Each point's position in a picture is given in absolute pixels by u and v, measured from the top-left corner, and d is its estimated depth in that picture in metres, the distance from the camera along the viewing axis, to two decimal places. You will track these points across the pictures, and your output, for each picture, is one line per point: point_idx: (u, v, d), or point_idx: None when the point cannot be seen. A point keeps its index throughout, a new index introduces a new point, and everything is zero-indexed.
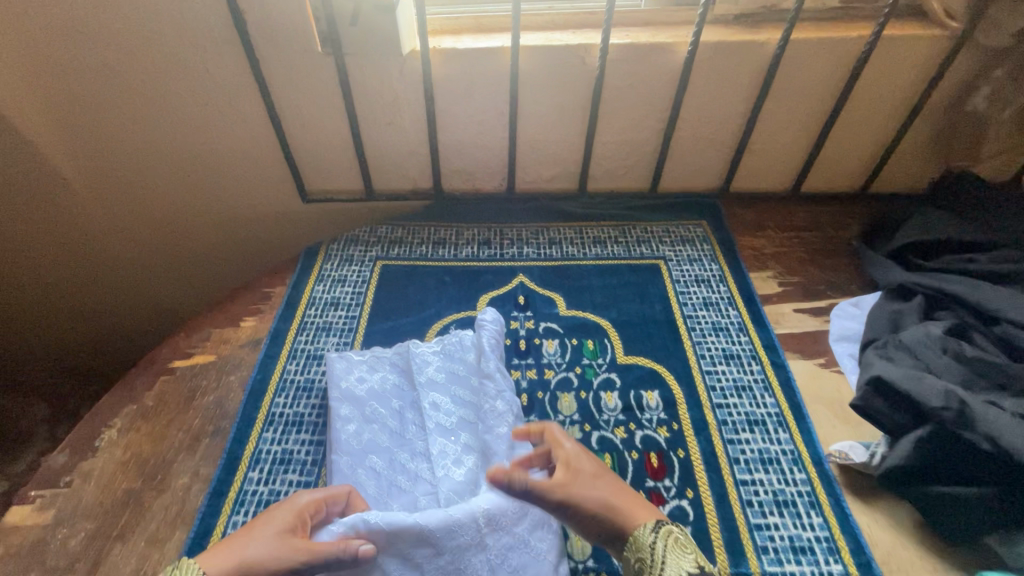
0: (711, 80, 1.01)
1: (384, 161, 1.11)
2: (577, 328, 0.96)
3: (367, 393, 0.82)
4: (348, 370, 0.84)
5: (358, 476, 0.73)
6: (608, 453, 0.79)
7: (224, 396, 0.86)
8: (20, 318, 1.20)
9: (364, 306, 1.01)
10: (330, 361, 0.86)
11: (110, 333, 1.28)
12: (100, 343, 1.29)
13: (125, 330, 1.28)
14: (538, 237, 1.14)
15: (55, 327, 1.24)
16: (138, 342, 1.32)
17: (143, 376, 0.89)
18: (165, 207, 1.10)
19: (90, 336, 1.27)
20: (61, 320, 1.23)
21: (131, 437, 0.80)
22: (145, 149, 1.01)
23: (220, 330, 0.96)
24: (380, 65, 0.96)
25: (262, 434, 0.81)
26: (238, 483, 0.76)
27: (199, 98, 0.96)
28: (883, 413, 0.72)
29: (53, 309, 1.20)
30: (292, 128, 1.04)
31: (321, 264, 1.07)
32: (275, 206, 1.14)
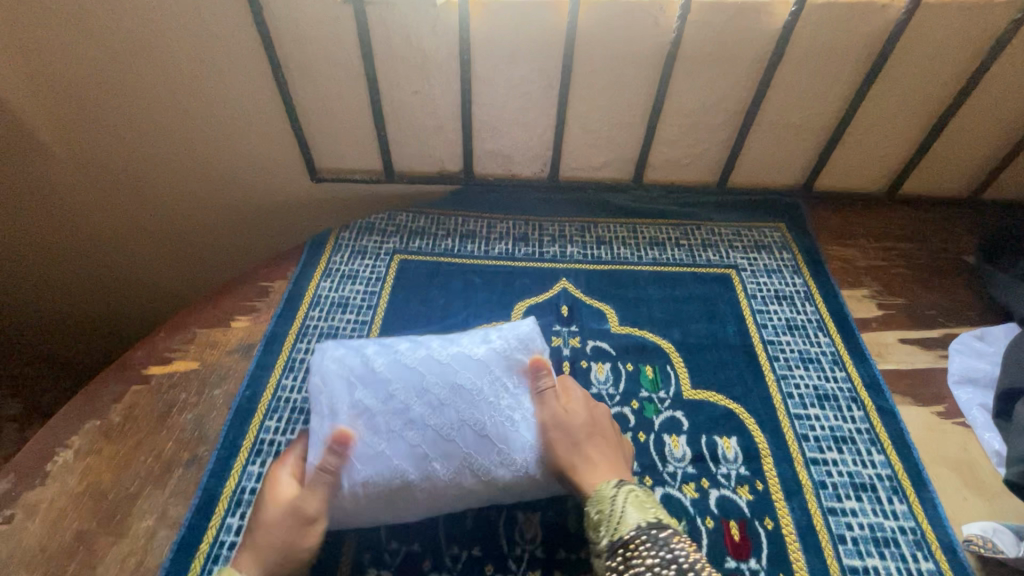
0: (813, 51, 0.82)
1: (406, 138, 0.94)
2: (633, 350, 0.79)
3: None
4: None
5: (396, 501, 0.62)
6: (676, 518, 0.63)
7: (205, 415, 0.71)
8: None
9: (377, 308, 0.85)
10: (316, 356, 0.65)
11: (95, 319, 1.14)
12: (85, 328, 1.16)
13: (111, 316, 1.14)
14: (583, 234, 0.96)
15: (33, 309, 1.10)
16: (126, 330, 1.18)
17: (111, 385, 0.74)
18: (151, 181, 0.94)
19: (72, 321, 1.13)
20: (40, 303, 1.09)
21: (90, 463, 0.66)
22: (128, 111, 0.86)
23: (207, 331, 0.80)
24: (408, 18, 0.79)
25: (246, 468, 0.66)
26: (214, 532, 0.61)
27: (185, 52, 0.80)
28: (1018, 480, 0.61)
29: (30, 291, 1.06)
30: (300, 94, 0.87)
31: (329, 257, 0.91)
32: (279, 184, 0.98)
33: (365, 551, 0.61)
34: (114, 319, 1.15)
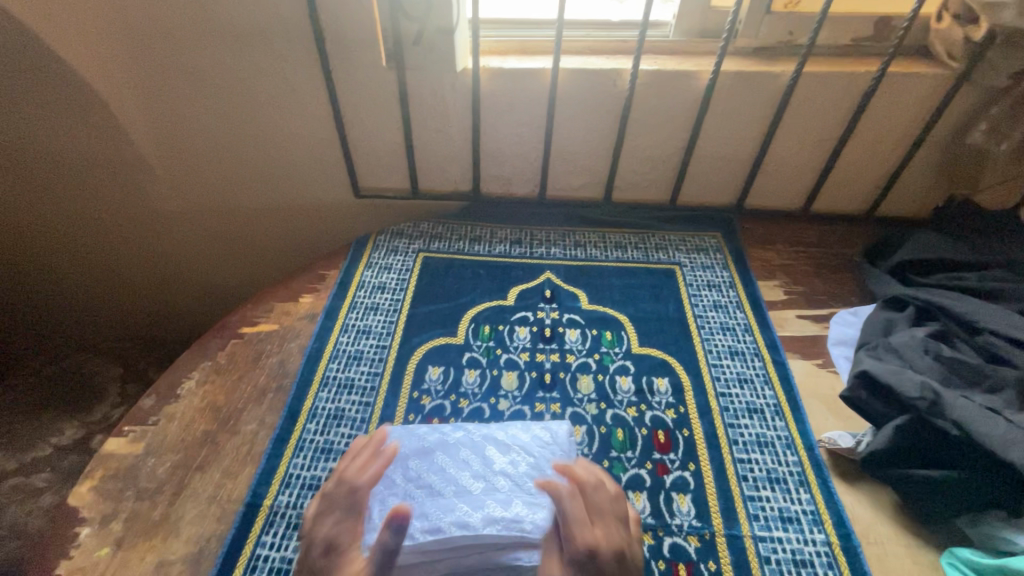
0: (730, 105, 1.12)
1: (431, 165, 1.24)
2: (597, 321, 1.07)
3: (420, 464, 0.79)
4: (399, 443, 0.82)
5: (427, 475, 0.77)
6: (620, 428, 0.89)
7: (286, 360, 0.99)
8: (120, 285, 1.44)
9: (407, 290, 1.13)
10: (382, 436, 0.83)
11: (189, 303, 1.50)
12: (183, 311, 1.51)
13: (196, 292, 1.47)
14: (564, 239, 1.25)
15: (147, 293, 1.47)
16: (203, 304, 1.50)
17: (216, 339, 1.02)
18: (237, 194, 1.25)
19: (175, 304, 1.49)
20: (151, 288, 1.45)
21: (208, 388, 0.93)
22: (226, 143, 1.16)
23: (282, 304, 1.09)
24: (436, 80, 1.10)
25: (318, 394, 0.93)
26: (299, 432, 0.88)
27: (274, 101, 1.10)
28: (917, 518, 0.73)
29: (144, 279, 1.43)
30: (353, 132, 1.18)
31: (370, 253, 1.20)
32: (332, 198, 1.28)
33: None
34: (203, 303, 1.50)
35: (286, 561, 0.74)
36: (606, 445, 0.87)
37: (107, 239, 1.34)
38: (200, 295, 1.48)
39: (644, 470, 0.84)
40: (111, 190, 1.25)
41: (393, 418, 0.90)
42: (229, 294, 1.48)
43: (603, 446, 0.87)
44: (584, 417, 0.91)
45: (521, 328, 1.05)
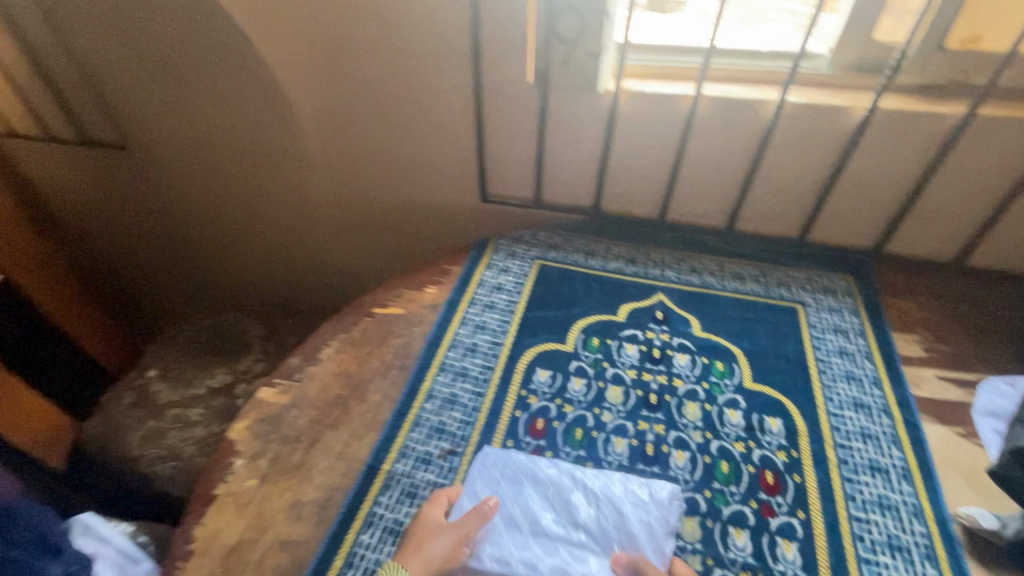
0: (883, 144, 1.06)
1: (557, 179, 1.30)
2: (709, 349, 1.05)
3: (510, 494, 0.84)
4: (497, 463, 0.87)
5: (512, 505, 0.83)
6: (726, 461, 0.88)
7: (410, 342, 1.08)
8: (275, 254, 1.66)
9: (522, 293, 1.19)
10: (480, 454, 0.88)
11: (324, 277, 1.68)
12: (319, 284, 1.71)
13: (324, 271, 1.66)
14: (680, 263, 1.25)
15: (294, 266, 1.67)
16: (338, 282, 1.68)
17: (352, 315, 1.14)
18: (381, 186, 1.40)
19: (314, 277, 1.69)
20: (298, 260, 1.65)
21: (343, 357, 1.05)
22: (381, 141, 1.31)
23: (410, 292, 1.19)
24: (576, 99, 1.15)
25: (436, 377, 1.01)
26: (416, 409, 0.96)
27: (428, 107, 1.22)
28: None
29: (295, 251, 1.63)
30: (491, 142, 1.27)
31: (491, 255, 1.28)
32: (462, 200, 1.39)
33: (507, 439, 0.91)
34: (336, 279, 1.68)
35: (398, 523, 0.81)
36: (709, 475, 0.86)
37: (271, 215, 1.55)
38: (335, 272, 1.66)
39: (748, 508, 0.82)
40: (282, 172, 1.45)
41: (502, 411, 0.95)
42: (359, 275, 1.64)
43: (706, 476, 0.86)
44: (687, 443, 0.90)
45: (630, 345, 1.07)
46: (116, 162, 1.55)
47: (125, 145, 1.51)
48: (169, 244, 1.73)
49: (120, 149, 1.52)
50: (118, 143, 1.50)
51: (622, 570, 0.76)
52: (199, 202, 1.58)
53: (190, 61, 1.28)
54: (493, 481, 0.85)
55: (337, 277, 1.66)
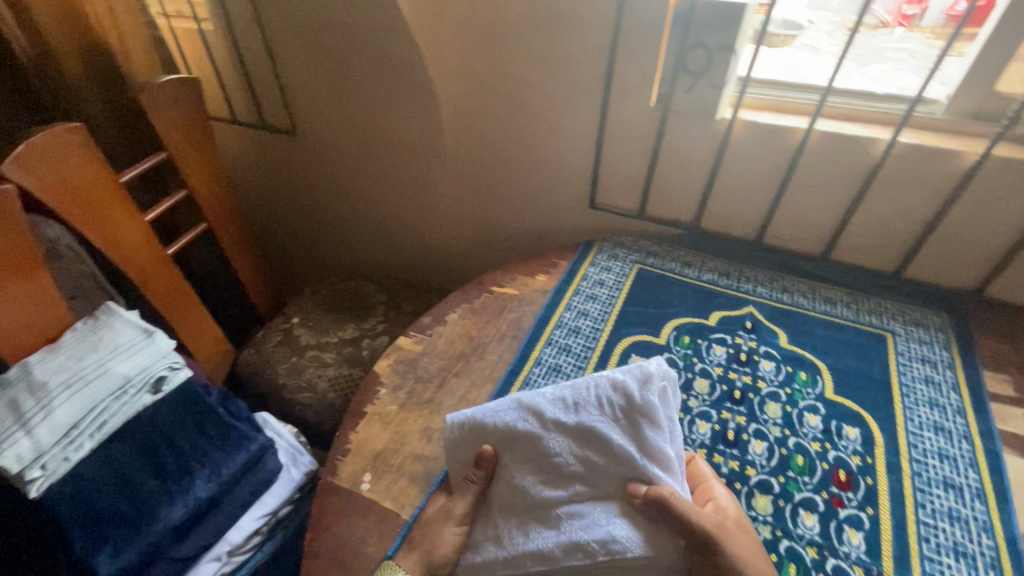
0: (992, 189, 1.11)
1: (663, 193, 1.44)
2: (794, 360, 1.14)
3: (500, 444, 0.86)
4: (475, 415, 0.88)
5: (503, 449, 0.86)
6: (801, 455, 0.97)
7: (522, 317, 1.26)
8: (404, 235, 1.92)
9: (622, 290, 1.33)
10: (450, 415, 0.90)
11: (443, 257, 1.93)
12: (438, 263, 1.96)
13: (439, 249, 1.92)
14: (772, 281, 1.34)
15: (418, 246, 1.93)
16: (455, 262, 1.94)
17: (473, 290, 1.34)
18: (504, 184, 1.61)
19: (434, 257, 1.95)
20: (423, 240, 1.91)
21: (466, 322, 1.25)
22: (513, 144, 1.52)
23: (523, 276, 1.37)
24: (693, 123, 1.29)
25: (543, 349, 1.18)
26: (526, 372, 1.13)
27: (558, 120, 1.42)
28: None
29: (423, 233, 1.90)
30: (608, 154, 1.43)
31: (595, 254, 1.44)
32: (574, 203, 1.57)
33: None
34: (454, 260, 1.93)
35: None
36: (784, 464, 0.96)
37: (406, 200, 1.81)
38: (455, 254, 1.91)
39: (819, 497, 0.91)
40: (421, 164, 1.69)
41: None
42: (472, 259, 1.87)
43: (781, 464, 0.96)
44: (766, 434, 1.01)
45: (718, 347, 1.18)
46: (285, 144, 1.86)
47: (292, 130, 1.80)
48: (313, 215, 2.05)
49: (288, 133, 1.81)
50: (287, 129, 1.80)
51: (642, 500, 0.78)
52: (347, 184, 1.87)
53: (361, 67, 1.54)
54: (483, 427, 0.87)
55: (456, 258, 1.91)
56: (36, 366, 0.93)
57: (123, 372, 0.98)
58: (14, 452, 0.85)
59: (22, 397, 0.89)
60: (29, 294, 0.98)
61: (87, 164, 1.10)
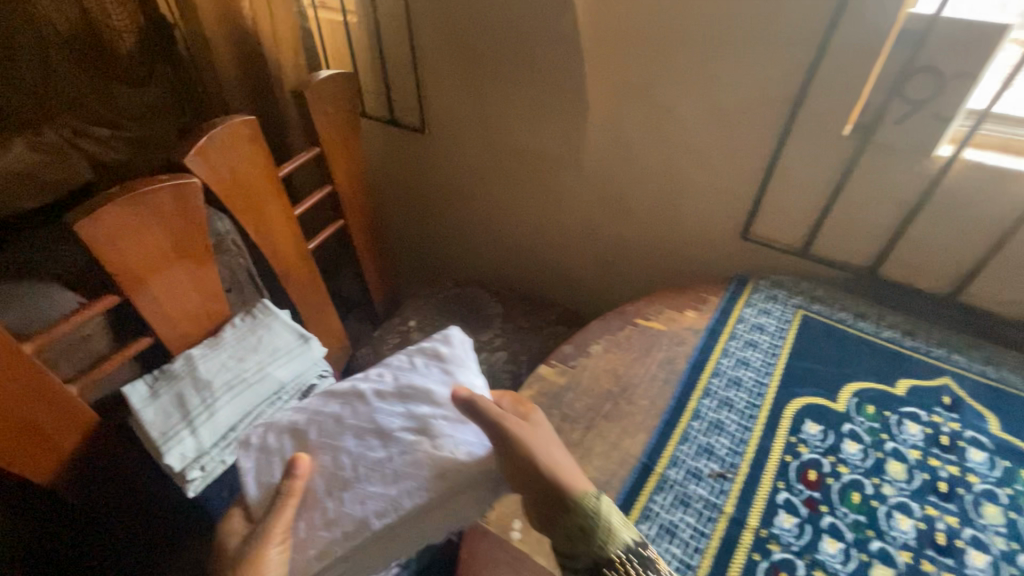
0: None
1: (837, 231, 1.29)
2: (1013, 453, 0.96)
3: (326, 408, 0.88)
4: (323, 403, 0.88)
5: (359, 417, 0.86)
6: None
7: (673, 358, 1.14)
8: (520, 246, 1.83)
9: (786, 339, 1.18)
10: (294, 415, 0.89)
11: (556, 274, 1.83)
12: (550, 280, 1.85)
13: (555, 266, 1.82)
14: (970, 349, 1.15)
15: (533, 260, 1.84)
16: (566, 284, 1.83)
17: (616, 320, 1.24)
18: (645, 202, 1.51)
19: (546, 274, 1.84)
20: (540, 254, 1.81)
21: (611, 356, 1.15)
22: (664, 162, 1.41)
23: (670, 310, 1.26)
24: (896, 158, 1.13)
25: (701, 400, 1.06)
26: (684, 425, 1.01)
27: (724, 140, 1.30)
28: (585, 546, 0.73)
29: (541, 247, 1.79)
30: (776, 182, 1.30)
31: (750, 292, 1.30)
32: (724, 231, 1.45)
33: (780, 480, 0.92)
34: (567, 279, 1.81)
35: (674, 525, 0.86)
36: None
37: (531, 210, 1.73)
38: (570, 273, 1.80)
39: None
40: (554, 175, 1.61)
41: (771, 450, 0.97)
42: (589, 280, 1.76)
43: None
44: (988, 545, 0.84)
45: (911, 424, 1.01)
46: (411, 142, 1.82)
47: (422, 129, 1.75)
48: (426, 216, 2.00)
49: (418, 131, 1.77)
50: (418, 127, 1.76)
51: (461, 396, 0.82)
52: (469, 187, 1.81)
53: (506, 71, 1.47)
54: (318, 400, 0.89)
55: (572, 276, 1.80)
56: (200, 362, 0.94)
57: (280, 379, 0.99)
58: (179, 450, 0.86)
59: (189, 393, 0.90)
60: (199, 286, 0.98)
61: (255, 158, 1.10)
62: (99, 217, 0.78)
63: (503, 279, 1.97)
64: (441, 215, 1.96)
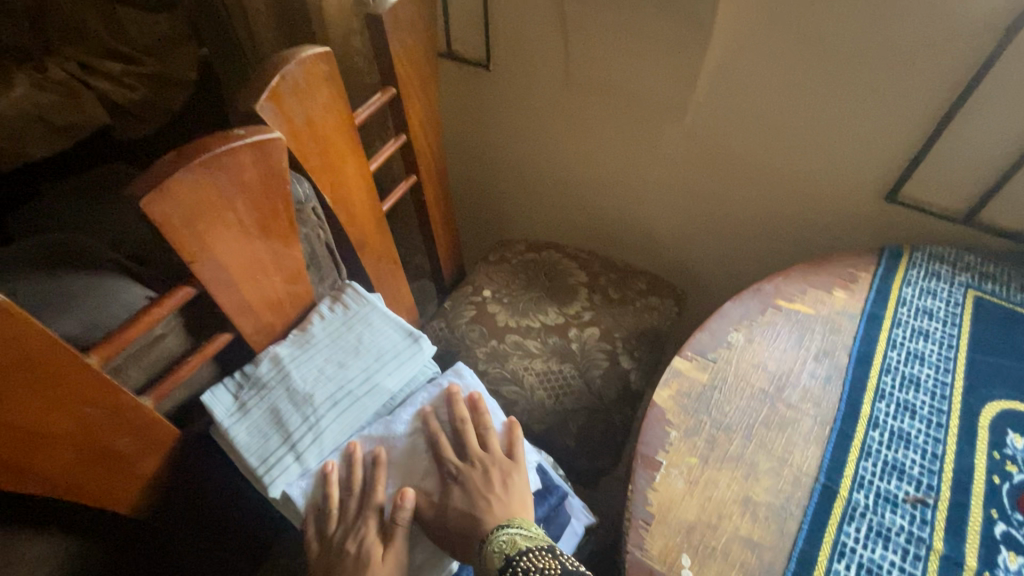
0: None
1: (1016, 195, 1.10)
2: None
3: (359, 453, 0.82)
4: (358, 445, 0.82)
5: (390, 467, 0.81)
6: None
7: (832, 350, 0.96)
8: (603, 204, 1.62)
9: (962, 327, 0.99)
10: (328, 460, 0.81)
11: (640, 236, 1.63)
12: (631, 242, 1.66)
13: (639, 228, 1.62)
14: None
15: (615, 219, 1.64)
16: (649, 248, 1.65)
17: (753, 301, 1.05)
18: (766, 158, 1.28)
19: (629, 236, 1.65)
20: (626, 213, 1.60)
21: (756, 347, 0.97)
22: (803, 110, 1.18)
23: (815, 289, 1.07)
24: None
25: (876, 403, 0.89)
26: (862, 437, 0.85)
27: (892, 83, 1.07)
28: (489, 572, 0.69)
29: (627, 205, 1.58)
30: (950, 136, 1.09)
31: (906, 268, 1.10)
32: (864, 191, 1.23)
33: (994, 509, 0.77)
34: (654, 241, 1.62)
35: (877, 565, 0.72)
36: None
37: (618, 164, 1.50)
38: (657, 235, 1.60)
39: None
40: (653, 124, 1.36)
41: (973, 470, 0.81)
42: (680, 243, 1.58)
43: None
44: None
45: None
46: (473, 81, 1.53)
47: (487, 64, 1.46)
48: (486, 169, 1.76)
49: (481, 67, 1.47)
50: (482, 63, 1.46)
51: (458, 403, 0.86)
52: (543, 136, 1.56)
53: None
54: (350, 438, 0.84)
55: (658, 239, 1.60)
56: (292, 367, 0.84)
57: (390, 390, 0.88)
58: (286, 478, 0.78)
59: (285, 406, 0.81)
60: (280, 267, 0.80)
61: (332, 105, 0.87)
62: (168, 190, 0.59)
63: (575, 238, 1.77)
64: (505, 168, 1.72)
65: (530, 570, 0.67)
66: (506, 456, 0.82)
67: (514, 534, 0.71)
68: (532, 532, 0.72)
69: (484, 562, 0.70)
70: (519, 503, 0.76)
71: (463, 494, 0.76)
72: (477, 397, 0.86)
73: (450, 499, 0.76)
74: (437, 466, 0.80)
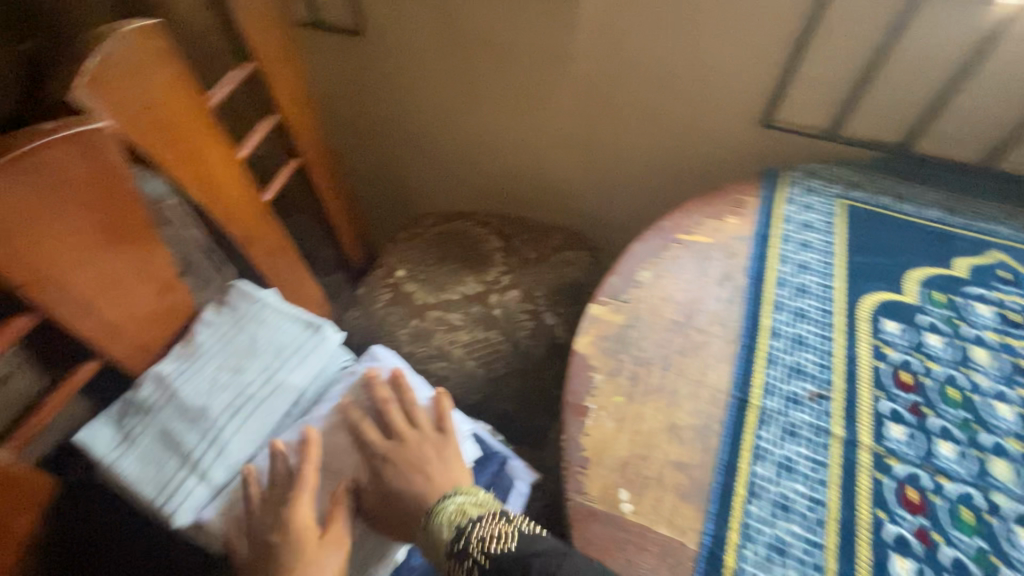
0: None
1: (869, 107, 1.20)
2: None
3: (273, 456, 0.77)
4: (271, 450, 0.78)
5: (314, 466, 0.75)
6: None
7: (731, 273, 1.02)
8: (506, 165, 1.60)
9: (838, 234, 1.09)
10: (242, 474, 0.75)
11: (548, 192, 1.63)
12: (541, 199, 1.66)
13: (545, 184, 1.61)
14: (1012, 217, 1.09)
15: (521, 179, 1.62)
16: (559, 204, 1.66)
17: (657, 239, 1.08)
18: (652, 99, 1.31)
19: (538, 194, 1.65)
20: (530, 171, 1.59)
21: (665, 283, 1.00)
22: (677, 49, 1.20)
23: (711, 219, 1.12)
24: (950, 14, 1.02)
25: (774, 315, 0.95)
26: (766, 348, 0.91)
27: (750, 14, 1.11)
28: (439, 547, 0.66)
29: (529, 164, 1.57)
30: (807, 59, 1.16)
31: (787, 188, 1.18)
32: (744, 121, 1.30)
33: (879, 390, 0.86)
34: (562, 196, 1.62)
35: (790, 460, 0.79)
36: None
37: (513, 122, 1.47)
38: (564, 189, 1.61)
39: None
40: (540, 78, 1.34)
41: (859, 359, 0.90)
42: (587, 194, 1.59)
43: None
44: None
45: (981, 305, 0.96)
46: (348, 51, 1.42)
47: (358, 31, 1.36)
48: (382, 144, 1.67)
49: (355, 35, 1.37)
50: (354, 30, 1.36)
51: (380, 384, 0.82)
52: (433, 102, 1.49)
53: None
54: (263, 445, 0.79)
55: (565, 193, 1.61)
56: (179, 383, 0.78)
57: (296, 386, 0.83)
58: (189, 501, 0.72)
59: (177, 425, 0.75)
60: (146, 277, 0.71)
61: (176, 87, 0.77)
62: None
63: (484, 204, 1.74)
64: (400, 141, 1.64)
65: (485, 537, 0.65)
66: (434, 431, 0.77)
67: (463, 503, 0.69)
68: (480, 498, 0.70)
69: (430, 538, 0.67)
70: (457, 471, 0.74)
71: (393, 475, 0.73)
72: (394, 378, 0.81)
73: (383, 485, 0.73)
74: (364, 455, 0.76)
